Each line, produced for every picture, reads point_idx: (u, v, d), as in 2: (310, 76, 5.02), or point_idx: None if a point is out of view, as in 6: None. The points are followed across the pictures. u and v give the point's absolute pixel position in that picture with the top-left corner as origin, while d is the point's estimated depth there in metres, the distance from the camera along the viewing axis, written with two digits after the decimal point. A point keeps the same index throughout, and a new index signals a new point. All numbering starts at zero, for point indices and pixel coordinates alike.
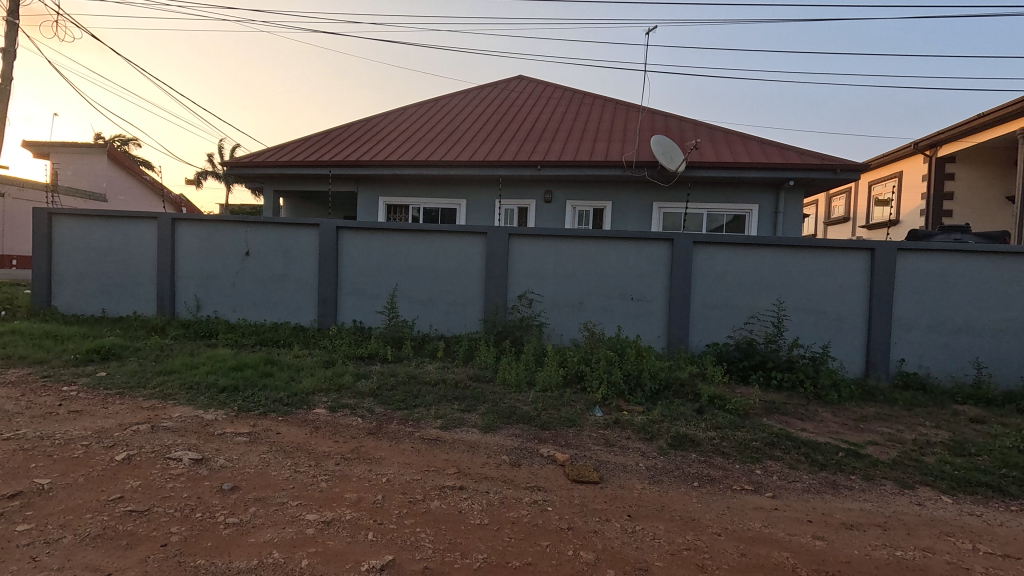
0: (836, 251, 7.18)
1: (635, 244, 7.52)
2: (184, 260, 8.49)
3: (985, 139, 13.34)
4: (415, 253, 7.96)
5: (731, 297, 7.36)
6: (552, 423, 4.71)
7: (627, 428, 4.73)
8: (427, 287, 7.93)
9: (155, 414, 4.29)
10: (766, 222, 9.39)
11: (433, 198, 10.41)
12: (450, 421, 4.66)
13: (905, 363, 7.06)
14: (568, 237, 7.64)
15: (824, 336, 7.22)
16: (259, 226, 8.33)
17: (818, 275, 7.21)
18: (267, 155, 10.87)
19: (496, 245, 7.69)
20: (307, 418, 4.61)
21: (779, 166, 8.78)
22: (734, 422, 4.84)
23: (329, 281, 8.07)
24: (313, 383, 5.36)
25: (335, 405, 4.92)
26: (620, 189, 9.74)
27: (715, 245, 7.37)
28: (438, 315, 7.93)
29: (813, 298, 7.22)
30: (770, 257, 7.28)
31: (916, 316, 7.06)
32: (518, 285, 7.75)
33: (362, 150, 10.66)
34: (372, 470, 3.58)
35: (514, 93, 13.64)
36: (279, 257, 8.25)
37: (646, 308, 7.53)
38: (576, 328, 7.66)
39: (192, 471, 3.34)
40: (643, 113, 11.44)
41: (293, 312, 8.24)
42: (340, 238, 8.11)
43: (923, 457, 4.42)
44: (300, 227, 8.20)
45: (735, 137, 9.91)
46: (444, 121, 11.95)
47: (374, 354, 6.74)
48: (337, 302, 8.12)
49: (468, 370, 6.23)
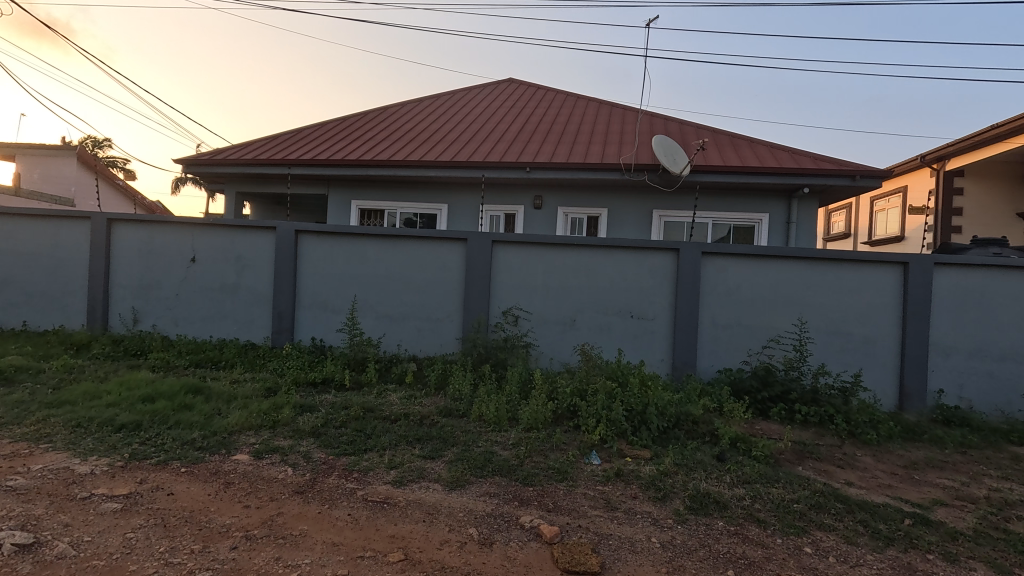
0: (864, 263, 6.30)
1: (635, 254, 6.59)
2: (121, 267, 7.42)
3: (996, 153, 12.63)
4: (386, 262, 6.96)
5: (745, 317, 6.44)
6: (536, 476, 3.70)
7: (632, 483, 3.73)
8: (398, 300, 6.92)
9: (7, 468, 3.22)
10: (778, 233, 8.54)
11: (412, 203, 9.46)
12: (407, 473, 3.65)
13: (944, 395, 6.14)
14: (560, 245, 6.68)
15: (852, 363, 6.30)
16: (208, 229, 7.29)
17: (844, 291, 6.32)
18: (229, 154, 9.84)
19: (477, 254, 6.73)
20: (220, 468, 3.57)
21: (793, 171, 7.94)
22: (765, 475, 3.86)
23: (285, 292, 7.05)
24: (241, 418, 4.30)
25: (263, 449, 3.89)
26: (617, 195, 8.87)
27: (727, 257, 6.46)
28: (410, 333, 6.90)
29: (839, 318, 6.32)
30: (789, 271, 6.39)
31: (955, 340, 6.17)
32: (502, 300, 6.77)
33: (335, 149, 9.71)
34: (281, 558, 2.55)
35: (503, 95, 12.83)
36: (229, 265, 7.22)
37: (649, 327, 6.57)
38: (568, 351, 6.67)
39: (6, 568, 2.28)
40: (643, 117, 10.62)
41: (243, 328, 7.18)
42: (299, 243, 7.10)
43: (1009, 526, 3.46)
44: (254, 230, 7.19)
45: (742, 141, 9.08)
46: (427, 121, 11.04)
47: (329, 380, 5.70)
48: (295, 318, 7.08)
49: (438, 402, 5.19)
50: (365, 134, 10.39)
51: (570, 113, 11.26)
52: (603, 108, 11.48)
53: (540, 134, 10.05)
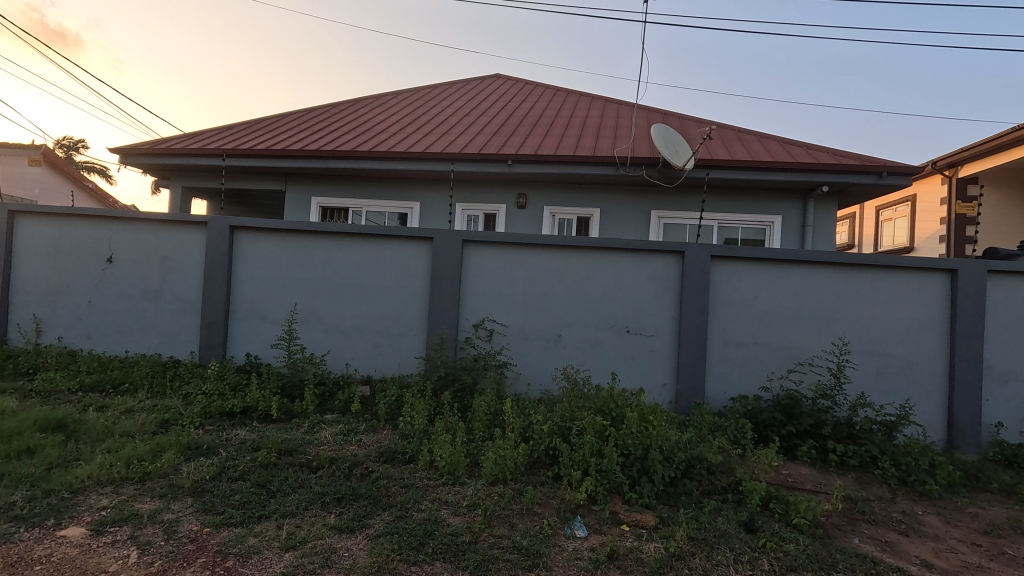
0: (904, 271, 5.28)
1: (632, 258, 5.54)
2: (25, 268, 6.27)
3: (1006, 160, 11.69)
4: (337, 265, 5.86)
5: (763, 334, 5.40)
6: (493, 562, 2.59)
7: (632, 572, 2.63)
8: (350, 311, 5.82)
9: None
10: (792, 238, 7.55)
11: (379, 200, 8.38)
12: (307, 559, 2.53)
13: (1004, 430, 5.09)
14: (542, 245, 5.62)
15: (892, 390, 5.25)
16: (127, 223, 6.16)
17: (881, 305, 5.29)
18: (175, 143, 8.73)
19: (444, 256, 5.65)
20: (25, 556, 2.43)
21: (811, 166, 6.95)
22: (816, 558, 2.78)
23: (216, 300, 5.92)
24: (100, 468, 3.17)
25: (111, 518, 2.75)
26: (610, 193, 7.86)
27: (741, 261, 5.42)
28: (363, 350, 5.78)
29: (876, 336, 5.29)
30: (815, 278, 5.37)
31: (1014, 362, 5.14)
32: (474, 311, 5.68)
33: (294, 141, 8.63)
34: None
35: (488, 90, 11.89)
36: (152, 267, 6.09)
37: (648, 345, 5.50)
38: (549, 373, 5.58)
39: None
40: (640, 111, 9.65)
41: (165, 342, 6.04)
42: (235, 241, 5.98)
43: None
44: (182, 225, 6.07)
45: (750, 136, 8.09)
46: (401, 114, 10.03)
47: (251, 409, 4.57)
48: (227, 331, 5.94)
49: (383, 440, 4.08)
50: (332, 126, 9.34)
51: (559, 108, 10.31)
52: (596, 103, 10.54)
53: (525, 128, 9.07)
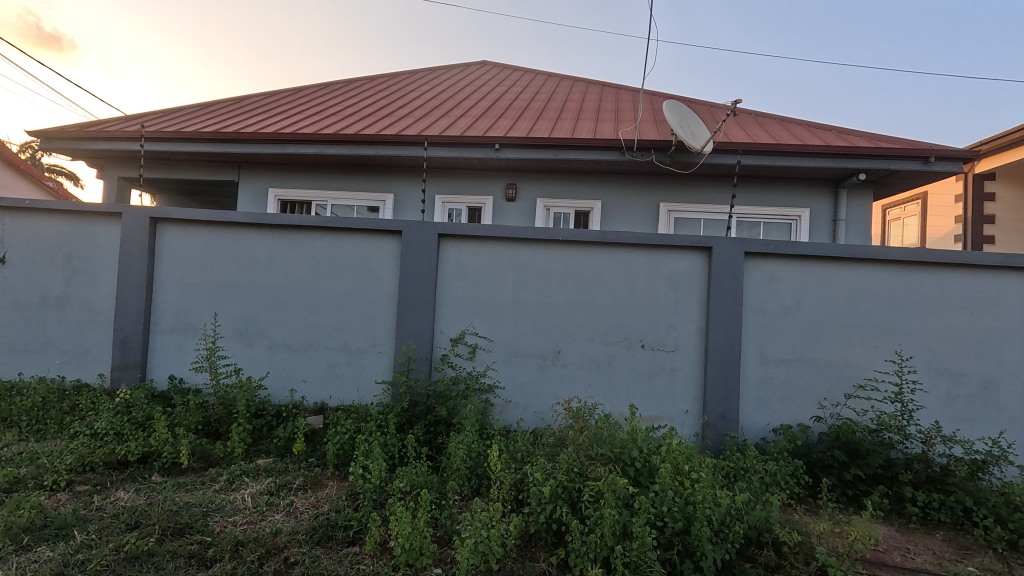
0: (981, 271, 4.29)
1: (648, 256, 4.50)
2: None
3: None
4: (283, 266, 4.73)
5: (810, 349, 4.38)
6: None
7: None
8: (299, 323, 4.71)
9: None
10: (821, 234, 6.57)
11: (346, 192, 7.27)
12: None
13: None
14: (536, 240, 4.54)
15: (969, 417, 4.24)
16: (24, 215, 4.97)
17: (955, 312, 4.29)
18: (110, 126, 7.54)
19: (416, 255, 4.57)
20: None
21: (847, 150, 5.97)
22: None
23: (133, 310, 4.76)
24: None
25: None
26: (614, 183, 6.83)
27: (783, 259, 4.40)
28: (315, 372, 4.67)
29: (949, 351, 4.29)
30: (873, 281, 4.36)
31: None
32: (453, 322, 4.60)
33: (249, 124, 7.49)
34: None
35: (473, 76, 10.83)
36: (56, 268, 4.93)
37: (668, 364, 4.46)
38: (546, 401, 4.51)
39: None
40: (643, 95, 8.63)
41: (69, 361, 4.88)
42: (157, 237, 4.83)
43: None
44: (92, 218, 4.91)
45: (770, 119, 7.11)
46: (374, 99, 8.93)
47: (152, 456, 3.43)
48: (148, 348, 4.79)
49: (322, 503, 2.99)
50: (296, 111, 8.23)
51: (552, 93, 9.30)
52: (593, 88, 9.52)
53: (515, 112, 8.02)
